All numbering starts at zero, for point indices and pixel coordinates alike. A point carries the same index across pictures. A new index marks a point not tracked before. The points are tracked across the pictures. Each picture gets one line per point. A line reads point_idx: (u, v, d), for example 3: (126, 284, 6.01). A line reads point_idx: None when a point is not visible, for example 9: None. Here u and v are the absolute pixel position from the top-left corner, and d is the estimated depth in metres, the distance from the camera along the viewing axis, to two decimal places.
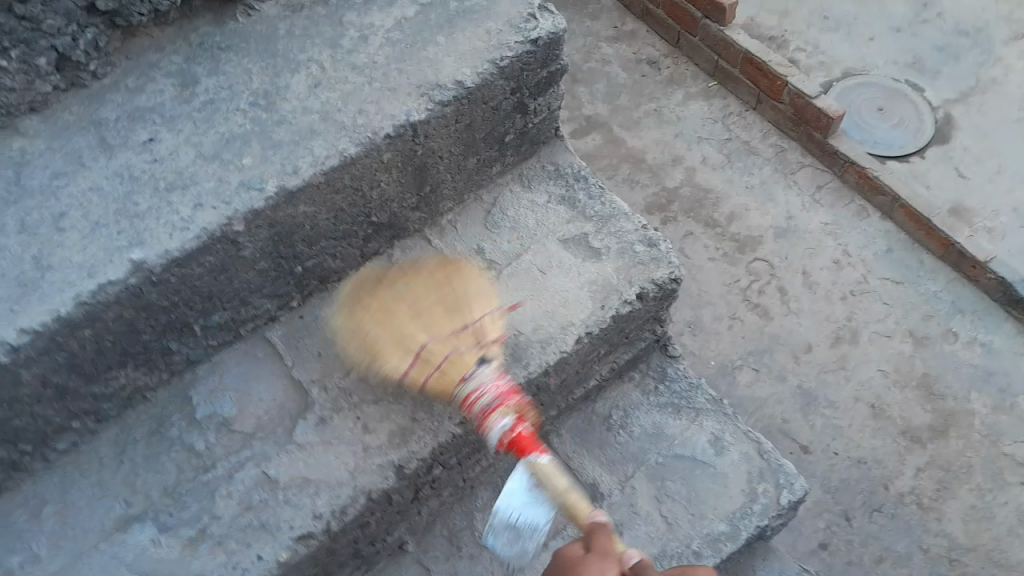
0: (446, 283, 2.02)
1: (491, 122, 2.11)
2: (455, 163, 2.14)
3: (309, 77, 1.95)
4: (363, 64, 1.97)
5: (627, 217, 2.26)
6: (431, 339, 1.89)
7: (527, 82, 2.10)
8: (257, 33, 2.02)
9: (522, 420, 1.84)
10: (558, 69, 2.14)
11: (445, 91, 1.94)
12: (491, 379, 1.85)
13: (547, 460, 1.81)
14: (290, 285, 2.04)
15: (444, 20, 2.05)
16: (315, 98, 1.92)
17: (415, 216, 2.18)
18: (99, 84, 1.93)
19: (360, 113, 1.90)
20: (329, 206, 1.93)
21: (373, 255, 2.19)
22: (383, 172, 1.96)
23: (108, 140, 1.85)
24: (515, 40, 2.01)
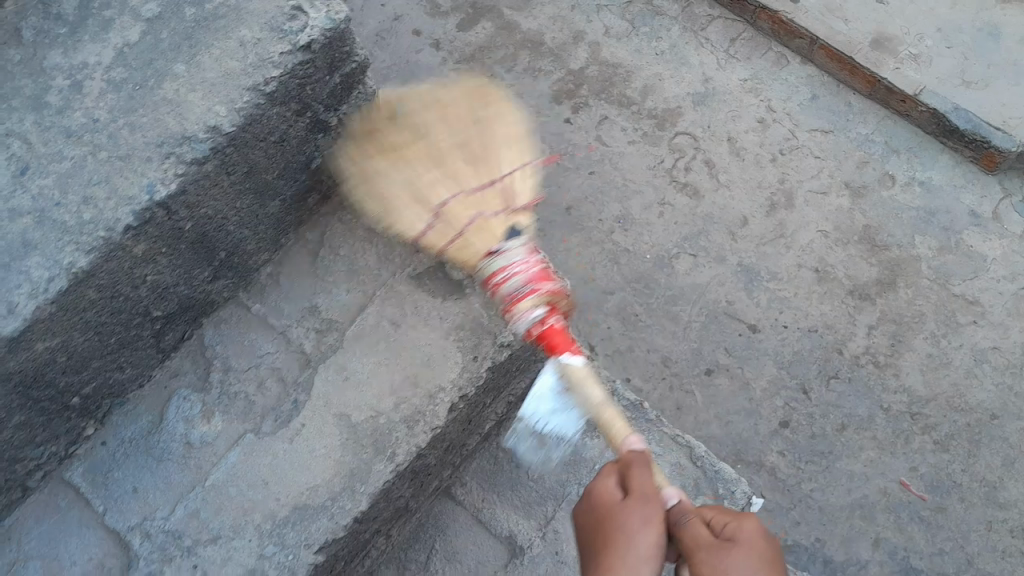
0: (478, 125, 1.70)
1: (280, 155, 1.64)
2: (249, 215, 1.67)
3: (13, 160, 1.44)
4: (77, 129, 1.46)
5: None
6: (450, 194, 1.62)
7: (311, 94, 1.61)
8: None
9: (557, 310, 1.49)
10: (352, 66, 1.65)
11: (199, 141, 1.46)
12: (522, 259, 1.49)
13: (580, 365, 1.45)
14: (70, 419, 1.61)
15: (183, 39, 1.53)
16: (25, 188, 1.42)
17: (217, 286, 1.73)
18: None
19: (87, 203, 1.41)
20: (82, 325, 1.46)
21: (176, 343, 1.75)
22: (144, 266, 1.49)
23: None
24: (277, 56, 1.52)
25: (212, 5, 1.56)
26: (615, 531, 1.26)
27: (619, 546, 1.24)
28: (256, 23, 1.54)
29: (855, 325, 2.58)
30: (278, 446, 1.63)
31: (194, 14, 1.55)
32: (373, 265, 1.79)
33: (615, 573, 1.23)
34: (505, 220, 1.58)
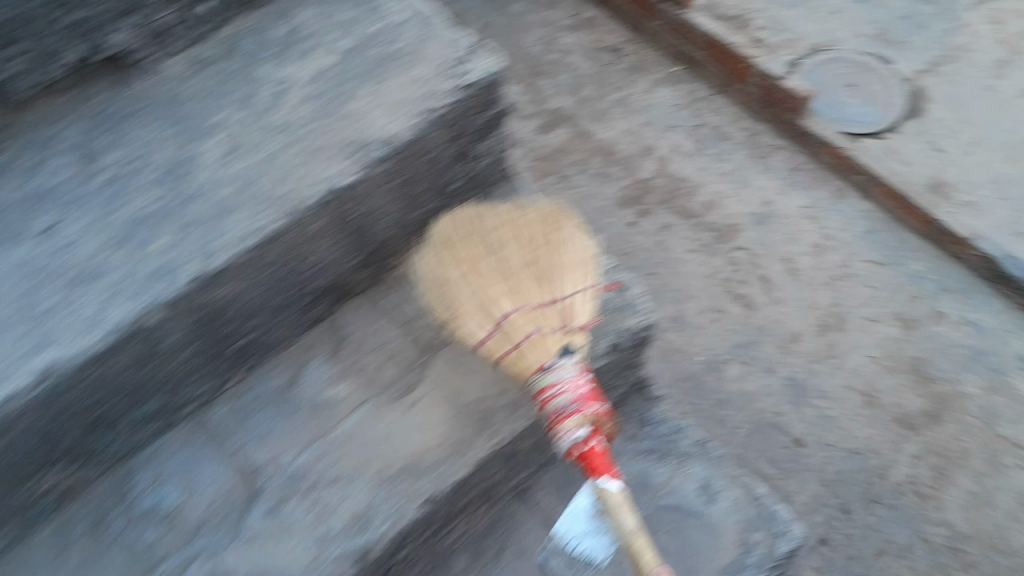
0: (545, 248, 1.83)
1: (429, 173, 1.96)
2: (395, 219, 1.97)
3: (224, 142, 1.80)
4: (283, 124, 1.83)
5: None
6: (517, 305, 1.77)
7: (469, 118, 1.94)
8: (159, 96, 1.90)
9: (602, 434, 1.67)
10: (505, 95, 1.99)
11: (377, 140, 1.80)
12: (573, 377, 1.67)
13: (620, 490, 1.62)
14: (226, 364, 1.88)
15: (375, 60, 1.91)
16: (236, 163, 1.78)
17: (360, 274, 2.01)
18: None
19: (286, 176, 1.75)
20: (259, 280, 1.75)
21: (315, 322, 2.02)
22: (313, 241, 1.80)
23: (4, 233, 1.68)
24: (451, 85, 1.86)
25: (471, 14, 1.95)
26: None
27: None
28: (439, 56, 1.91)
29: (899, 454, 2.73)
30: (396, 421, 1.85)
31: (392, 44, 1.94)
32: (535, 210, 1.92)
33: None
34: (561, 340, 1.74)
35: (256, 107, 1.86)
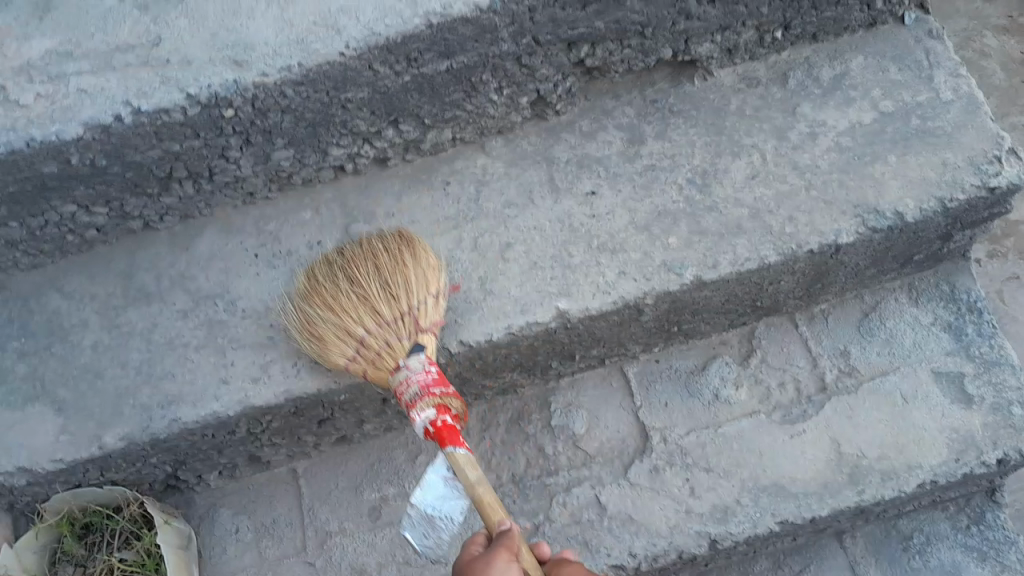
0: (400, 270, 1.41)
1: (659, 319, 1.58)
2: (634, 337, 1.65)
3: (561, 250, 1.50)
4: (457, 215, 1.54)
5: (910, 409, 1.65)
6: (374, 325, 1.37)
7: (804, 284, 1.61)
8: (593, 158, 1.56)
9: (451, 406, 1.30)
10: (900, 259, 1.63)
11: (549, 310, 1.46)
12: (421, 371, 1.31)
13: (462, 453, 1.26)
14: (380, 475, 1.69)
15: (647, 169, 1.54)
16: (273, 259, 1.53)
17: (590, 355, 1.67)
18: (303, 190, 1.58)
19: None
20: (287, 415, 1.50)
21: (510, 390, 1.75)
22: (421, 390, 1.57)
23: (196, 249, 1.55)
24: (700, 258, 1.47)
25: (930, 134, 1.51)
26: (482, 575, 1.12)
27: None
28: (781, 211, 1.48)
29: None
30: None
31: (641, 151, 1.56)
32: (793, 374, 1.71)
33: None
34: (411, 343, 1.36)
35: (464, 206, 1.55)
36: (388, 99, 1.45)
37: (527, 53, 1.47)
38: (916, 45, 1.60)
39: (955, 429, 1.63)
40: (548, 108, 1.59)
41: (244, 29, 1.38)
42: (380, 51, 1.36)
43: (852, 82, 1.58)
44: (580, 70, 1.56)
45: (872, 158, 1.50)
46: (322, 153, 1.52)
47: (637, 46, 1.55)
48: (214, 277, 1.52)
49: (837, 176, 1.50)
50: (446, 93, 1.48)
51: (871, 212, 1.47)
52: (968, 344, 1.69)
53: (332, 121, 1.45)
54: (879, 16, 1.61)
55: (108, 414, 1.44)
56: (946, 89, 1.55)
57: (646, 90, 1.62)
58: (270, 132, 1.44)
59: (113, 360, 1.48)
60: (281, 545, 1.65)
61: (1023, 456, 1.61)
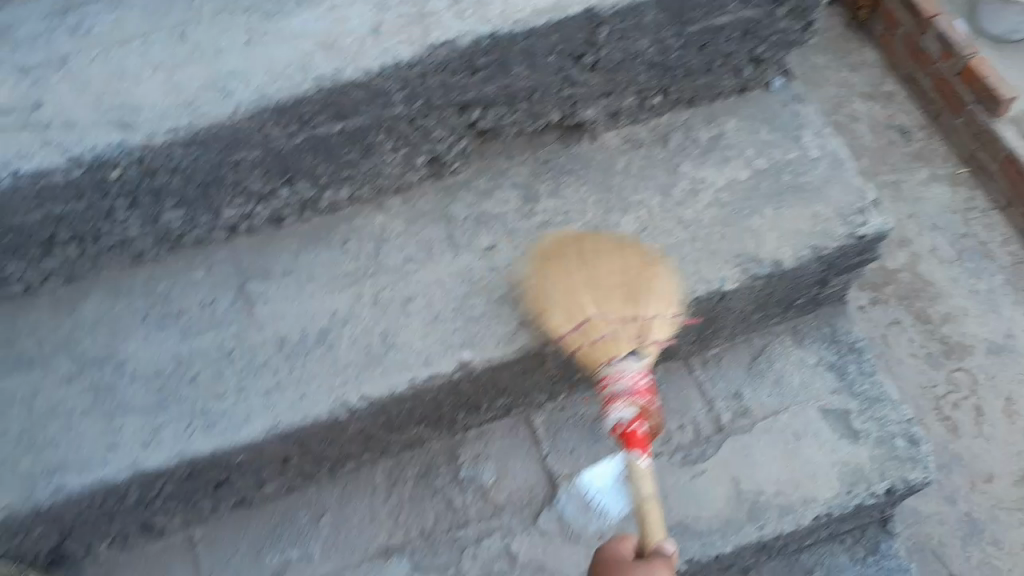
0: (583, 265, 1.50)
1: (560, 368, 1.61)
2: (535, 387, 1.67)
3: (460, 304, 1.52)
4: (356, 271, 1.55)
5: (804, 446, 1.72)
6: (611, 314, 1.46)
7: (696, 330, 1.68)
8: (489, 213, 1.61)
9: (646, 416, 1.41)
10: (784, 304, 1.72)
11: (451, 360, 1.47)
12: (636, 373, 1.41)
13: (643, 462, 1.36)
14: (282, 537, 1.65)
15: (542, 224, 1.59)
16: (164, 320, 1.50)
17: (493, 407, 1.69)
18: (197, 249, 1.57)
19: (329, 355, 1.47)
20: (180, 479, 1.45)
21: (416, 444, 1.74)
22: (322, 448, 1.55)
23: (83, 312, 1.51)
24: None
25: (801, 187, 1.61)
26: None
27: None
28: (669, 262, 1.55)
29: None
30: None
31: (536, 207, 1.61)
32: (691, 418, 1.76)
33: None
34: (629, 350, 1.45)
35: (363, 262, 1.56)
36: (280, 160, 1.46)
37: (420, 115, 1.51)
38: (784, 109, 1.72)
39: (845, 464, 1.71)
40: (444, 168, 1.64)
41: (130, 90, 1.38)
42: (271, 113, 1.37)
43: (728, 143, 1.67)
44: (472, 132, 1.62)
45: (750, 212, 1.59)
46: (215, 213, 1.51)
47: (526, 110, 1.61)
48: (101, 340, 1.48)
49: (719, 229, 1.58)
50: (340, 153, 1.50)
51: (752, 261, 1.55)
52: (851, 383, 1.78)
53: (224, 181, 1.45)
54: (749, 82, 1.73)
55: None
56: (814, 147, 1.66)
57: (538, 150, 1.68)
58: (159, 193, 1.42)
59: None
60: None
61: (908, 486, 1.70)
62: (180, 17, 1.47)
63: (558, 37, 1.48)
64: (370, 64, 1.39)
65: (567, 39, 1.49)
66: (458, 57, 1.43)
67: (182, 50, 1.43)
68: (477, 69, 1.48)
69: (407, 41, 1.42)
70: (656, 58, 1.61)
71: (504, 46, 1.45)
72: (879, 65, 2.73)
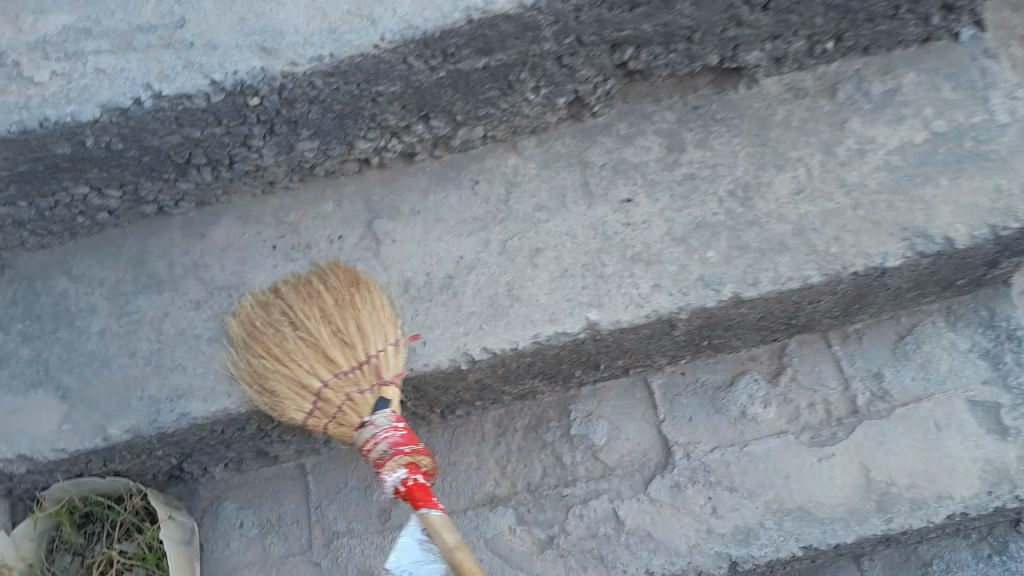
0: (356, 314, 1.35)
1: (690, 334, 1.52)
2: (661, 351, 1.58)
3: (594, 258, 1.43)
4: (485, 216, 1.47)
5: (944, 436, 1.59)
6: (332, 377, 1.32)
7: (843, 305, 1.55)
8: (629, 161, 1.50)
9: (422, 467, 1.29)
10: (945, 283, 1.56)
11: (578, 320, 1.39)
12: (388, 428, 1.28)
13: (437, 515, 1.24)
14: (389, 475, 1.64)
15: (687, 178, 1.48)
16: (290, 252, 1.47)
17: (614, 367, 1.62)
18: (327, 181, 1.52)
19: (453, 303, 1.41)
20: (300, 414, 1.44)
21: (529, 397, 1.67)
22: (440, 395, 1.52)
23: (212, 237, 1.49)
24: (737, 276, 1.40)
25: (984, 157, 1.44)
26: None
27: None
28: (825, 230, 1.42)
29: None
30: None
31: (681, 158, 1.50)
32: (823, 396, 1.65)
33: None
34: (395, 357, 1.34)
35: (493, 206, 1.48)
36: (420, 94, 1.38)
37: (568, 52, 1.40)
38: (971, 65, 1.52)
39: (989, 461, 1.57)
40: (584, 109, 1.52)
41: (274, 13, 1.32)
42: (415, 45, 1.29)
43: (903, 100, 1.50)
44: (621, 71, 1.50)
45: (922, 179, 1.44)
46: (348, 146, 1.46)
47: (684, 51, 1.49)
48: (229, 269, 1.46)
49: (885, 197, 1.43)
50: (481, 90, 1.42)
51: (920, 236, 1.40)
52: (1009, 373, 1.62)
53: (361, 114, 1.39)
54: (936, 32, 1.53)
55: (114, 405, 1.39)
56: (1003, 112, 1.47)
57: (688, 94, 1.55)
58: (296, 122, 1.38)
59: (123, 349, 1.43)
60: (287, 542, 1.61)
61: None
62: None
63: None
64: None
65: None
66: None
67: None
68: (637, 4, 1.35)
69: None
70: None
71: None
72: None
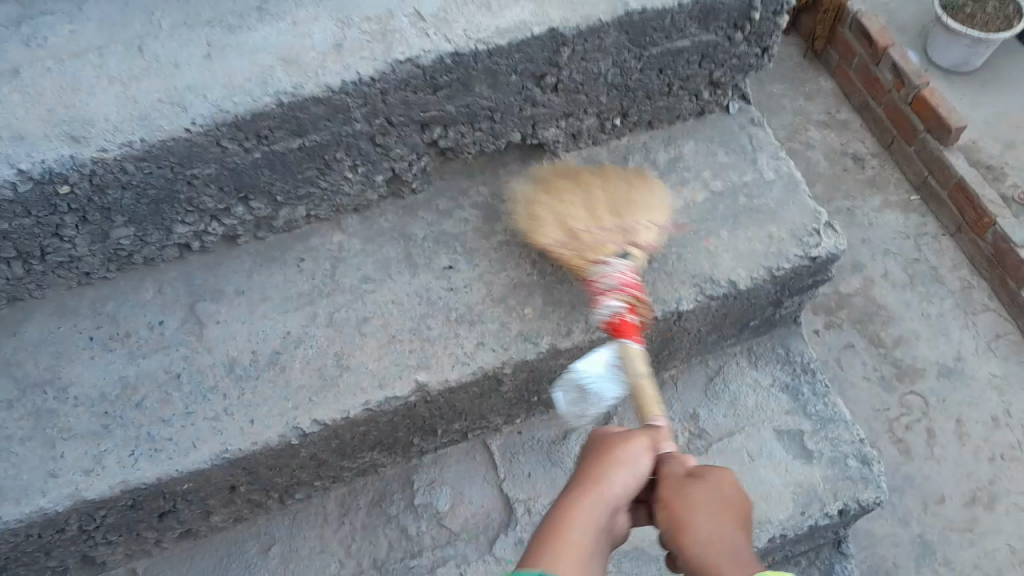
0: (629, 195, 1.60)
1: (521, 387, 1.60)
2: (497, 409, 1.65)
3: (416, 322, 1.50)
4: (311, 291, 1.52)
5: (757, 464, 1.72)
6: (587, 227, 1.52)
7: (653, 351, 1.69)
8: (445, 232, 1.61)
9: (637, 309, 1.47)
10: (740, 324, 1.74)
11: (407, 383, 1.44)
12: (623, 269, 1.48)
13: (632, 345, 1.40)
14: (228, 566, 1.59)
15: (502, 244, 1.60)
16: (110, 343, 1.45)
17: (453, 429, 1.65)
18: (150, 269, 1.54)
19: (282, 376, 1.43)
20: (123, 511, 1.40)
21: (371, 470, 1.68)
22: (279, 475, 1.51)
23: (23, 333, 1.45)
24: (554, 327, 1.51)
25: (752, 210, 1.65)
26: (607, 458, 1.18)
27: (615, 469, 1.17)
28: None
29: None
30: None
31: (496, 228, 1.63)
32: None
33: (596, 485, 1.15)
34: (619, 248, 1.51)
35: (319, 281, 1.53)
36: (237, 174, 1.44)
37: (380, 133, 1.51)
38: (740, 131, 1.77)
39: (799, 484, 1.71)
40: (403, 186, 1.64)
41: (81, 103, 1.35)
42: (225, 128, 1.36)
43: (686, 165, 1.71)
44: (434, 150, 1.63)
45: (705, 233, 1.62)
46: (166, 231, 1.49)
47: (487, 129, 1.63)
48: (42, 364, 1.42)
49: (676, 250, 1.60)
50: (298, 170, 1.50)
51: (708, 280, 1.57)
52: (805, 402, 1.80)
53: (177, 198, 1.43)
54: (707, 105, 1.78)
55: None
56: (769, 170, 1.70)
57: (499, 170, 1.71)
58: (109, 209, 1.39)
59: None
60: None
61: (860, 505, 1.72)
62: (137, 30, 1.44)
63: (519, 57, 1.50)
64: (331, 80, 1.39)
65: (530, 59, 1.51)
66: (420, 75, 1.45)
67: (137, 64, 1.41)
68: (438, 88, 1.49)
69: (369, 58, 1.42)
70: (617, 80, 1.64)
71: (467, 65, 1.47)
72: (835, 95, 2.94)
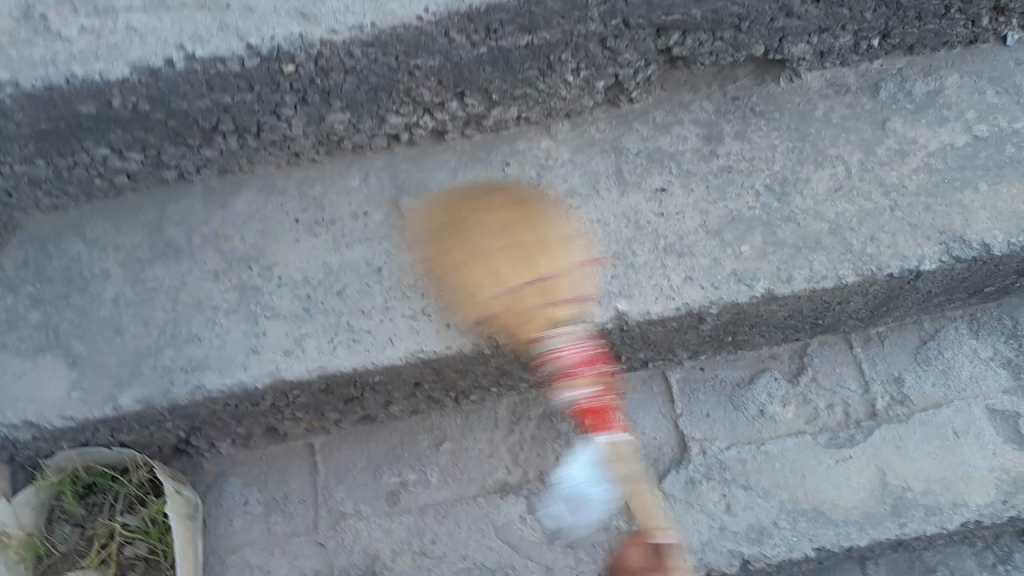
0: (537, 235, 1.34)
1: (714, 327, 1.48)
2: (684, 342, 1.54)
3: (618, 245, 1.41)
4: None
5: (963, 443, 1.57)
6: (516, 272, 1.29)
7: (872, 306, 1.52)
8: (664, 150, 1.47)
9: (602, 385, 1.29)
10: (972, 290, 1.55)
11: (607, 310, 1.37)
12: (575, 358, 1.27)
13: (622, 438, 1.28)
14: (400, 455, 1.61)
15: (723, 170, 1.45)
16: (314, 227, 1.44)
17: (633, 360, 1.58)
18: (359, 156, 1.50)
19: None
20: (318, 394, 1.43)
21: (548, 383, 1.63)
22: (466, 378, 1.49)
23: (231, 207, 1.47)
24: (774, 271, 1.37)
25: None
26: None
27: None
28: (863, 230, 1.39)
29: None
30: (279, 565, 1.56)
31: (718, 150, 1.47)
32: (845, 398, 1.61)
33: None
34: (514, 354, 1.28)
35: (524, 188, 1.46)
36: (459, 69, 1.37)
37: (614, 35, 1.38)
38: (1017, 70, 1.52)
39: (1006, 470, 1.55)
40: (622, 94, 1.50)
41: None
42: (458, 18, 1.27)
43: (945, 100, 1.49)
44: (664, 57, 1.48)
45: (960, 185, 1.42)
46: (380, 119, 1.44)
47: (729, 39, 1.46)
48: (247, 241, 1.44)
49: (923, 200, 1.41)
50: (519, 68, 1.40)
51: (956, 241, 1.38)
52: None
53: (395, 86, 1.37)
54: (982, 34, 1.52)
55: (128, 373, 1.37)
56: None
57: (727, 85, 1.53)
58: (330, 92, 1.36)
59: (136, 318, 1.40)
60: (291, 521, 1.59)
61: None
62: None
63: None
64: None
65: None
66: None
67: None
68: None
69: None
70: None
71: None
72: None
